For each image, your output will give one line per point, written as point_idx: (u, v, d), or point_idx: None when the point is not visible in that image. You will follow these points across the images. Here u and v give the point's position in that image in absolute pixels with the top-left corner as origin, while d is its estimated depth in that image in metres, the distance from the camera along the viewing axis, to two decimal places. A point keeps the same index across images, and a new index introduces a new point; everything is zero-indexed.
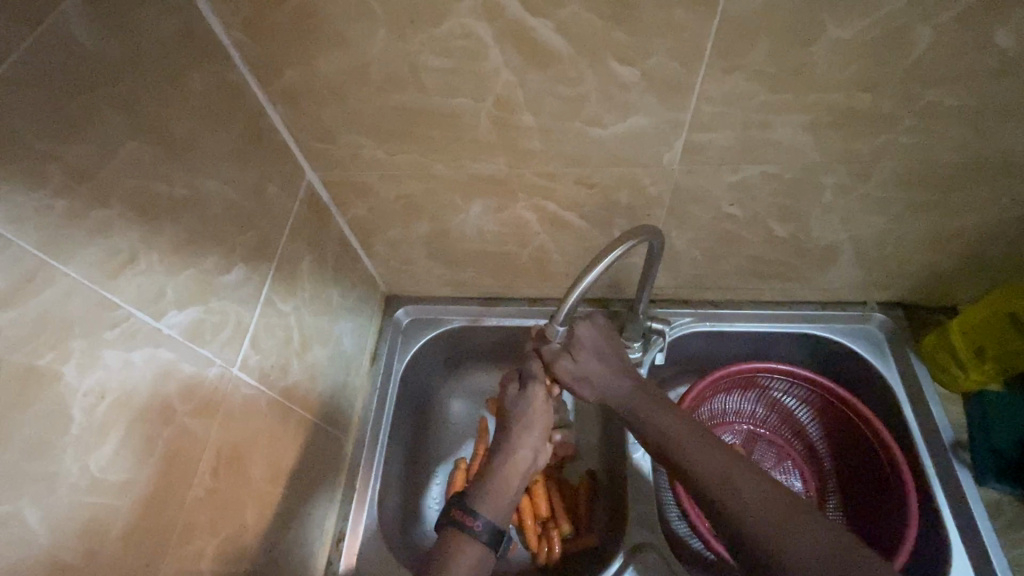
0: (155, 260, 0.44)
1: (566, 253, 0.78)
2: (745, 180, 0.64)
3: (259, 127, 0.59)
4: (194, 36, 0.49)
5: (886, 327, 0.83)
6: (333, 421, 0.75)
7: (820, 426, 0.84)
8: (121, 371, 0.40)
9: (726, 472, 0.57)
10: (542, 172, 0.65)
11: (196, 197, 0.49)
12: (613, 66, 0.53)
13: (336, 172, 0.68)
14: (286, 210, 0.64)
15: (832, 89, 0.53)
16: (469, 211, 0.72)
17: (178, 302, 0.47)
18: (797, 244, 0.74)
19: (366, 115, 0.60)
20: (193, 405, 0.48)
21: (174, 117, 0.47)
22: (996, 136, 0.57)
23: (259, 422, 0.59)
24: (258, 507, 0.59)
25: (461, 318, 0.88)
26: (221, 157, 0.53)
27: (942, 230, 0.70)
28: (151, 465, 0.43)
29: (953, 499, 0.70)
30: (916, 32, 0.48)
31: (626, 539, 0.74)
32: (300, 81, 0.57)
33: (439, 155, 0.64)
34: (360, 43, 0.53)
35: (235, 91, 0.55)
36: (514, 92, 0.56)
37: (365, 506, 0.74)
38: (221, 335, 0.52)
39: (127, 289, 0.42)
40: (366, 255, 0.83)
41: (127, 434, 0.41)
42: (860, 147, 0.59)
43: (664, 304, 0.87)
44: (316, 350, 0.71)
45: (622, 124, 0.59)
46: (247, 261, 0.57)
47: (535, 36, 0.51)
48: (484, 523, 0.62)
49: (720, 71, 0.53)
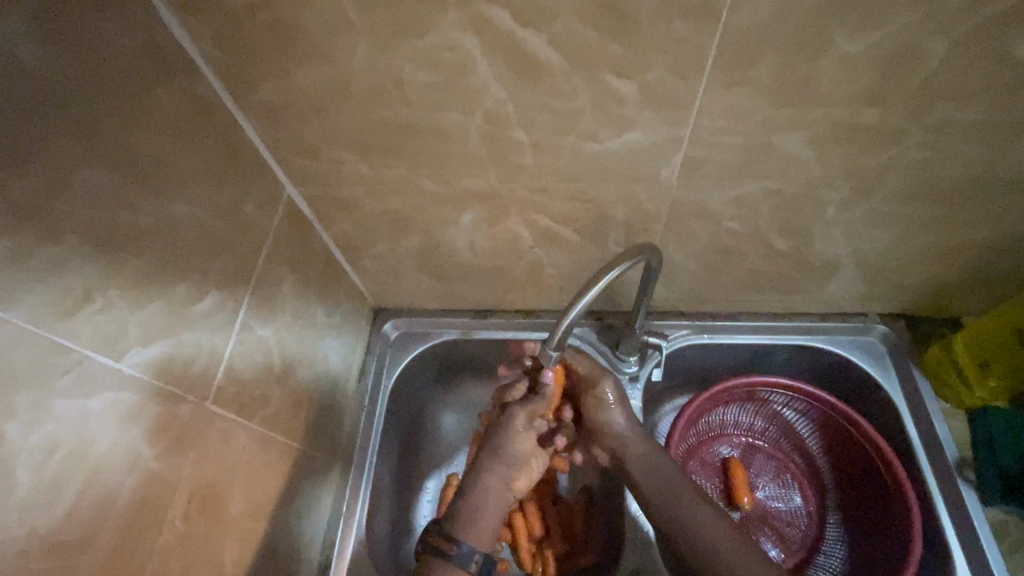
0: (115, 295, 0.42)
1: (560, 267, 0.75)
2: (747, 195, 0.62)
3: (234, 144, 0.55)
4: (159, 50, 0.46)
5: (887, 339, 0.81)
6: (319, 445, 0.72)
7: (821, 439, 0.81)
8: (77, 419, 0.39)
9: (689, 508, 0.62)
10: (534, 188, 0.62)
11: (163, 223, 0.46)
12: (609, 80, 0.50)
13: (318, 187, 0.65)
14: (263, 230, 0.61)
15: (840, 104, 0.51)
16: (459, 226, 0.69)
17: (142, 338, 0.44)
18: (798, 258, 0.71)
19: (348, 130, 0.57)
20: (161, 447, 0.46)
21: (139, 138, 0.44)
22: (1008, 152, 0.55)
23: (238, 456, 0.56)
24: (236, 544, 0.56)
25: (451, 332, 0.85)
26: (191, 178, 0.50)
27: (949, 244, 0.68)
28: (115, 518, 0.41)
29: (957, 520, 0.68)
30: (929, 45, 0.46)
31: (622, 564, 0.71)
32: (277, 96, 0.54)
33: (427, 171, 0.61)
34: (339, 56, 0.50)
35: (206, 107, 0.52)
36: (505, 107, 0.53)
37: (352, 532, 0.71)
38: (192, 370, 0.49)
39: (85, 331, 0.39)
40: (352, 270, 0.79)
41: (82, 490, 0.39)
42: (866, 163, 0.57)
43: (661, 317, 0.85)
44: (300, 373, 0.68)
45: (619, 139, 0.56)
46: (222, 287, 0.54)
47: (526, 49, 0.48)
48: (467, 549, 0.60)
49: (723, 85, 0.50)
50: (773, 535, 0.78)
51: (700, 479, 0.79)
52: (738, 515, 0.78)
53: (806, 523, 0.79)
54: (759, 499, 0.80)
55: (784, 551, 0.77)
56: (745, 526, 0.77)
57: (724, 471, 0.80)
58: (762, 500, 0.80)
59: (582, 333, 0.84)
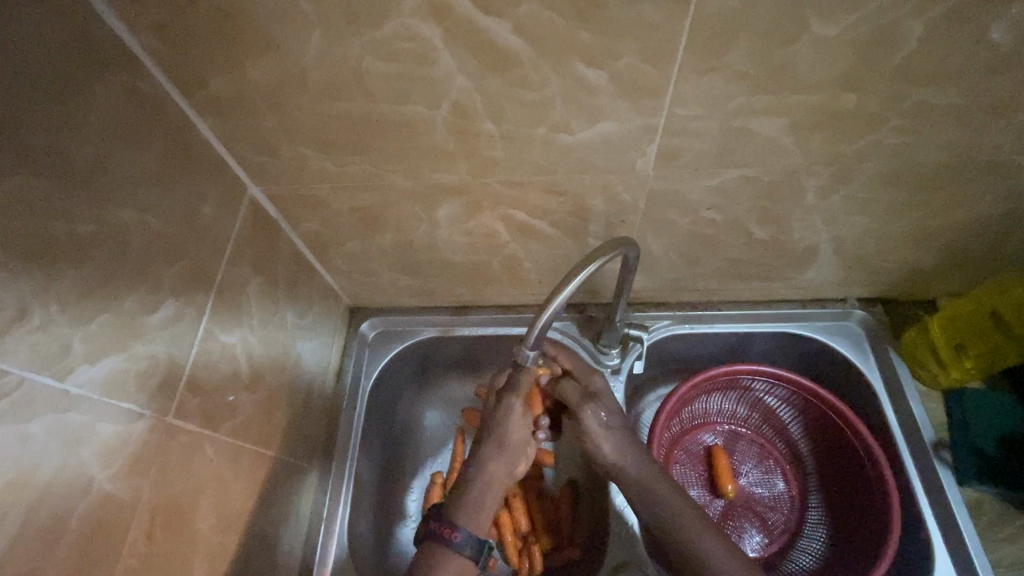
0: (54, 312, 0.39)
1: (538, 261, 0.73)
2: (723, 184, 0.61)
3: (184, 143, 0.52)
4: (95, 44, 0.43)
5: (866, 323, 0.81)
6: (295, 451, 0.70)
7: (802, 424, 0.81)
8: (16, 446, 0.36)
9: (673, 519, 0.62)
10: (507, 181, 0.60)
11: (108, 230, 0.43)
12: (578, 69, 0.48)
13: (282, 186, 0.62)
14: (223, 232, 0.58)
15: (816, 89, 0.50)
16: (432, 222, 0.67)
17: (89, 355, 0.42)
18: (777, 246, 0.70)
19: (308, 125, 0.54)
20: (117, 467, 0.44)
21: (76, 142, 0.41)
22: (983, 135, 0.54)
23: (205, 470, 0.54)
24: (208, 560, 0.54)
25: (430, 329, 0.83)
26: (139, 181, 0.47)
27: (925, 229, 0.67)
28: (67, 544, 0.39)
29: (936, 501, 0.69)
30: (906, 27, 0.44)
31: (608, 557, 0.71)
32: (231, 90, 0.51)
33: (394, 166, 0.58)
34: (293, 47, 0.47)
35: (152, 104, 0.49)
36: (472, 98, 0.51)
37: (333, 537, 0.69)
38: (150, 384, 0.47)
39: (20, 351, 0.37)
40: (324, 269, 0.77)
41: (27, 519, 0.37)
42: (842, 149, 0.56)
43: (642, 307, 0.84)
44: (271, 379, 0.66)
45: (592, 130, 0.54)
46: (179, 295, 0.51)
47: (491, 37, 0.46)
48: (469, 535, 0.59)
49: (697, 72, 0.48)
50: (755, 520, 0.78)
51: (684, 468, 0.79)
52: (722, 502, 0.78)
53: (789, 508, 0.79)
54: (743, 486, 0.80)
55: (767, 536, 0.77)
56: (728, 513, 0.78)
57: (708, 459, 0.80)
58: (745, 486, 0.80)
59: (563, 326, 0.83)
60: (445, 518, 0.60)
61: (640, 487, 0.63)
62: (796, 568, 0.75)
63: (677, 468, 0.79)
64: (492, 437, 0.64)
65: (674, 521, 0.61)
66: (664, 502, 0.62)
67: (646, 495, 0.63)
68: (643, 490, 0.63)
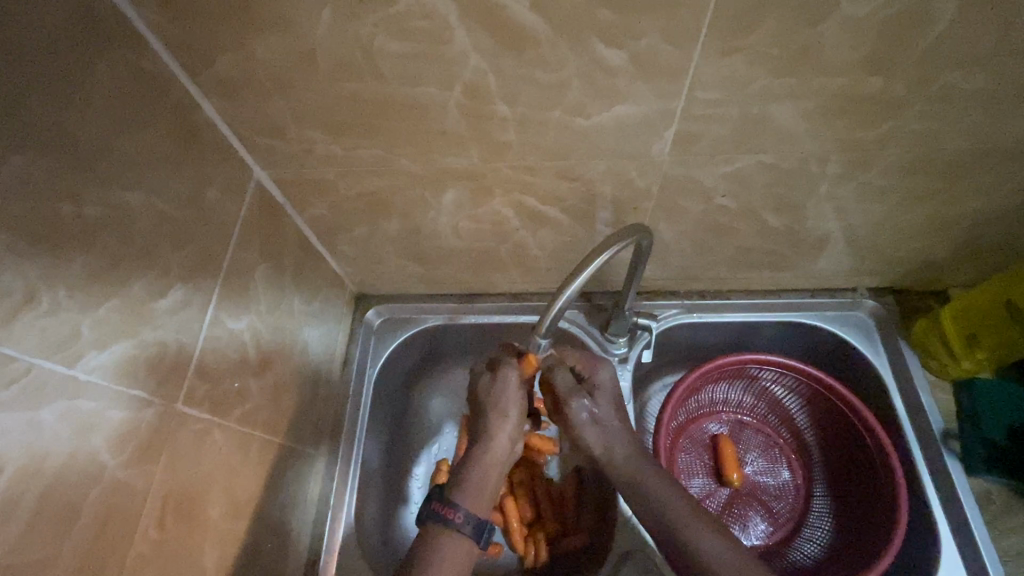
0: (62, 296, 0.38)
1: (547, 248, 0.73)
2: (739, 171, 0.59)
3: (190, 125, 0.51)
4: (96, 17, 0.41)
5: (876, 314, 0.80)
6: (302, 438, 0.70)
7: (809, 414, 0.80)
8: (27, 433, 0.35)
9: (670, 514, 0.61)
10: (519, 167, 0.59)
11: (114, 213, 0.42)
12: (597, 49, 0.47)
13: (289, 169, 0.61)
14: (230, 217, 0.57)
15: (839, 73, 0.48)
16: (440, 206, 0.65)
17: (99, 341, 0.41)
18: (790, 234, 0.69)
19: (316, 107, 0.53)
20: (127, 454, 0.43)
21: (79, 122, 0.40)
22: (1008, 121, 0.53)
23: (214, 457, 0.53)
24: (218, 547, 0.54)
25: (436, 317, 0.82)
26: (147, 164, 0.46)
27: (942, 217, 0.66)
28: (78, 531, 0.39)
29: (944, 491, 0.69)
30: (937, 8, 0.43)
31: (612, 549, 0.70)
32: (237, 69, 0.49)
33: (405, 150, 0.57)
34: (304, 25, 0.45)
35: (158, 85, 0.47)
36: (485, 80, 0.50)
37: (340, 519, 0.69)
38: (159, 370, 0.47)
39: (29, 337, 0.36)
40: (330, 256, 0.76)
41: (39, 505, 0.36)
42: (863, 134, 0.55)
43: (651, 296, 0.83)
44: (278, 364, 0.65)
45: (607, 114, 0.53)
46: (186, 280, 0.50)
47: (508, 17, 0.44)
48: (468, 516, 0.59)
49: (719, 54, 0.47)
50: (760, 508, 0.78)
51: (689, 456, 0.79)
52: (727, 491, 0.78)
53: (794, 496, 0.79)
54: (748, 475, 0.80)
55: (772, 525, 0.77)
56: (733, 501, 0.78)
57: (713, 448, 0.80)
58: (750, 475, 0.80)
59: (572, 316, 0.82)
60: (445, 498, 0.60)
61: (647, 473, 0.63)
62: (801, 557, 0.75)
63: (682, 456, 0.78)
64: (490, 415, 0.64)
65: (679, 510, 0.60)
66: (666, 493, 0.61)
67: (652, 485, 0.62)
68: (647, 481, 0.62)
